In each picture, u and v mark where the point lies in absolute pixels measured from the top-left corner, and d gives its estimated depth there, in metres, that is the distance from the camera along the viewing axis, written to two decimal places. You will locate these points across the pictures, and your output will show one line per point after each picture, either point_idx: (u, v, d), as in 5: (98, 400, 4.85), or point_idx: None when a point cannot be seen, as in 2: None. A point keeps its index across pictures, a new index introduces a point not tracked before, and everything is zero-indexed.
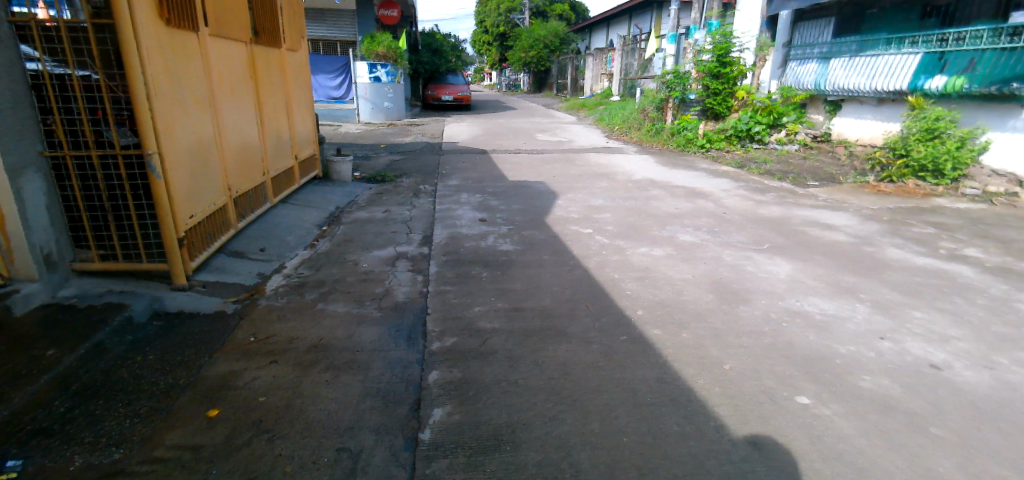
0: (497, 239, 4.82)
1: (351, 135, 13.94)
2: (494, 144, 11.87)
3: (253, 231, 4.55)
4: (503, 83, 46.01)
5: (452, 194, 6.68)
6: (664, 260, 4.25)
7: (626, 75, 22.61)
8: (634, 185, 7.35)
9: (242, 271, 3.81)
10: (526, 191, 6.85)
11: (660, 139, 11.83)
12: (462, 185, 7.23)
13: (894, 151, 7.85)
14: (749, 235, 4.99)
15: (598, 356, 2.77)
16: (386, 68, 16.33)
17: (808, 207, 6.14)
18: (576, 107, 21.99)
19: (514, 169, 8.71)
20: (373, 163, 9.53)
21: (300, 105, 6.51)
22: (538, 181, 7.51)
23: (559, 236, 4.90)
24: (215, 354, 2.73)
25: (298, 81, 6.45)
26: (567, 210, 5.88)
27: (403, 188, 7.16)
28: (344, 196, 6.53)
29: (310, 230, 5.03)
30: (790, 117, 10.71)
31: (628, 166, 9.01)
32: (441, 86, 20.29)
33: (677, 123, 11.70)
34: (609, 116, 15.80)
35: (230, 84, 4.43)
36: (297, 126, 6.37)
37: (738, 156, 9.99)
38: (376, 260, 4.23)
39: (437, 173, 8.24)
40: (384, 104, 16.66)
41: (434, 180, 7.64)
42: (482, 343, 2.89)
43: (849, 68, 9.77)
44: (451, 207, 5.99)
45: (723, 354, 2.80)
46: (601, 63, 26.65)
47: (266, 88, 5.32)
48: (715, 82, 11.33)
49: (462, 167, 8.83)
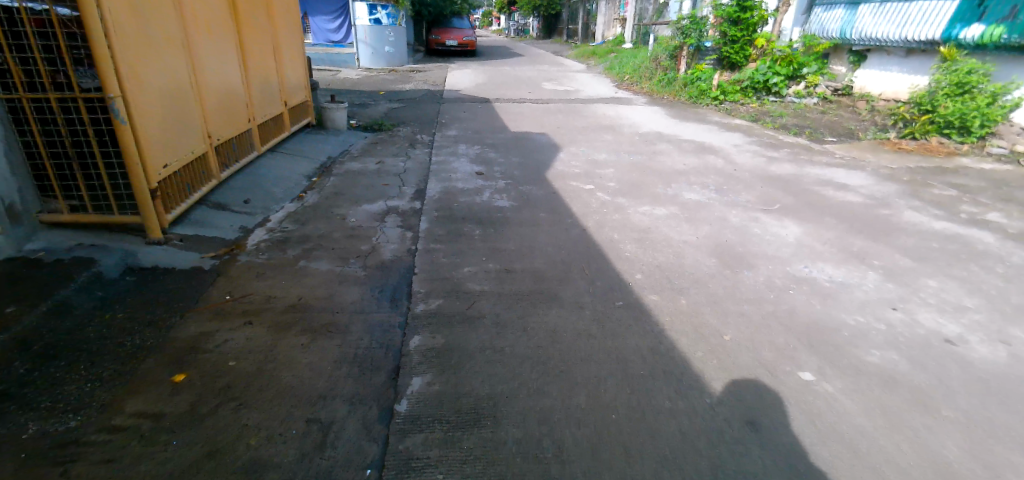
0: (492, 193, 4.61)
1: (351, 81, 13.46)
2: (498, 93, 11.41)
3: (238, 182, 4.37)
4: (511, 28, 44.16)
5: (450, 145, 6.40)
6: (666, 220, 4.03)
7: (640, 22, 21.59)
8: (641, 139, 7.01)
9: (223, 225, 3.67)
10: (528, 144, 6.55)
11: (671, 90, 11.25)
12: (460, 136, 6.94)
13: (919, 106, 7.39)
14: (758, 194, 4.74)
15: (589, 323, 2.62)
16: (387, 10, 15.59)
17: (823, 166, 5.83)
18: (586, 55, 21.09)
19: (516, 119, 8.36)
20: (370, 111, 9.18)
21: (291, 49, 6.18)
22: (540, 133, 7.20)
23: (556, 191, 4.67)
24: (187, 314, 2.61)
25: (289, 21, 6.10)
26: (567, 165, 5.61)
27: (399, 138, 6.88)
28: (338, 147, 6.27)
29: (298, 182, 4.83)
30: (810, 69, 10.14)
31: (636, 118, 8.63)
32: (445, 31, 19.45)
33: (691, 73, 11.11)
34: (619, 64, 15.14)
35: (209, 23, 4.15)
36: (288, 71, 6.06)
37: (752, 110, 9.54)
38: (364, 215, 4.04)
39: (435, 122, 7.94)
40: (385, 49, 16.10)
41: (432, 130, 7.33)
42: (468, 306, 2.75)
43: (878, 15, 9.23)
44: (447, 160, 5.75)
45: (722, 323, 2.64)
46: (614, 8, 25.36)
47: (250, 27, 4.99)
48: (733, 29, 10.70)
49: (462, 116, 8.48)
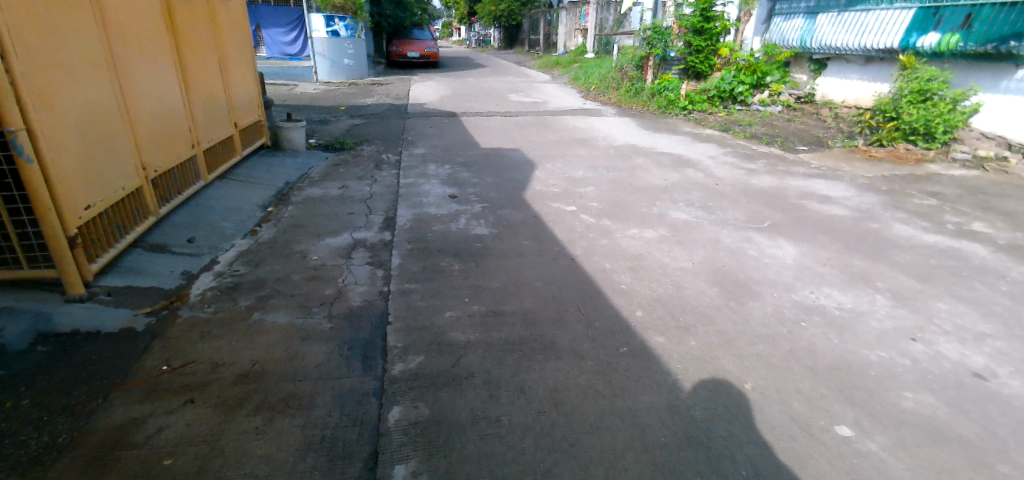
0: (468, 219, 4.26)
1: (309, 96, 12.89)
2: (464, 106, 11.10)
3: (180, 218, 3.90)
4: (471, 39, 44.00)
5: (418, 165, 6.02)
6: (658, 244, 3.77)
7: (601, 32, 21.78)
8: (616, 153, 6.81)
9: (161, 271, 3.21)
10: (501, 162, 6.24)
11: (639, 100, 11.20)
12: (428, 154, 6.57)
13: (885, 114, 7.49)
14: (745, 210, 4.56)
15: (593, 377, 2.30)
16: (345, 22, 14.99)
17: (803, 177, 5.74)
18: (550, 65, 21.03)
19: (486, 134, 8.04)
20: (330, 129, 8.68)
21: (241, 65, 5.71)
22: (512, 149, 6.90)
23: (537, 215, 4.37)
24: (112, 393, 2.19)
25: (238, 36, 5.64)
26: (545, 184, 5.33)
27: (362, 158, 6.45)
28: (296, 170, 5.80)
29: (252, 213, 4.37)
30: (773, 77, 10.36)
31: (608, 131, 8.46)
32: (406, 42, 19.00)
33: (658, 83, 11.09)
34: (584, 75, 15.09)
35: (140, 40, 3.69)
36: (238, 89, 5.58)
37: (721, 119, 9.53)
38: (328, 252, 3.63)
39: (401, 140, 7.55)
40: (344, 62, 15.55)
41: (398, 148, 6.93)
42: (454, 363, 2.38)
43: (836, 25, 9.35)
44: (417, 182, 5.37)
45: (739, 369, 2.37)
46: (574, 18, 25.48)
47: (189, 42, 4.51)
48: (698, 38, 10.74)
49: (429, 132, 8.11)
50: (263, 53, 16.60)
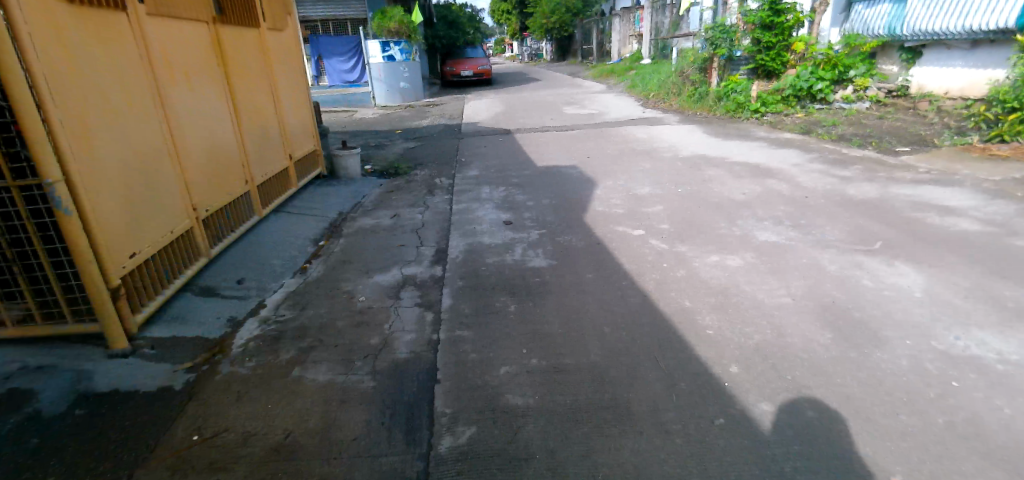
0: (525, 248, 3.90)
1: (367, 121, 13.14)
2: (519, 122, 10.85)
3: (233, 256, 3.78)
4: (524, 53, 44.22)
5: (472, 188, 5.76)
6: (746, 275, 3.24)
7: (657, 36, 21.06)
8: (684, 165, 6.25)
9: (207, 317, 3.04)
10: (559, 180, 5.87)
11: (704, 105, 10.50)
12: (481, 175, 6.30)
13: (1005, 104, 6.45)
14: (848, 228, 3.91)
15: (685, 462, 1.86)
16: (399, 46, 15.18)
17: (910, 184, 4.96)
18: (605, 74, 20.51)
19: (541, 150, 7.70)
20: (386, 154, 8.68)
21: (295, 96, 5.71)
22: (570, 166, 6.51)
23: (601, 241, 3.95)
24: (139, 470, 1.97)
25: (290, 68, 5.65)
26: (607, 204, 4.89)
27: (415, 183, 6.28)
28: (349, 199, 5.70)
29: (303, 249, 4.23)
30: (858, 70, 9.26)
31: (672, 139, 7.88)
32: (460, 61, 19.17)
33: (724, 85, 10.31)
34: (642, 81, 14.49)
35: (190, 76, 3.64)
36: (292, 120, 5.57)
37: (799, 120, 8.68)
38: (375, 291, 3.37)
39: (455, 161, 7.35)
40: (400, 85, 15.80)
41: (451, 171, 6.72)
42: (511, 439, 2.01)
43: (932, 7, 8.33)
44: (470, 206, 5.09)
45: (879, 453, 1.84)
46: (629, 24, 24.83)
47: (241, 76, 4.47)
48: (767, 34, 9.90)
49: (483, 152, 7.88)
50: (324, 82, 17.41)
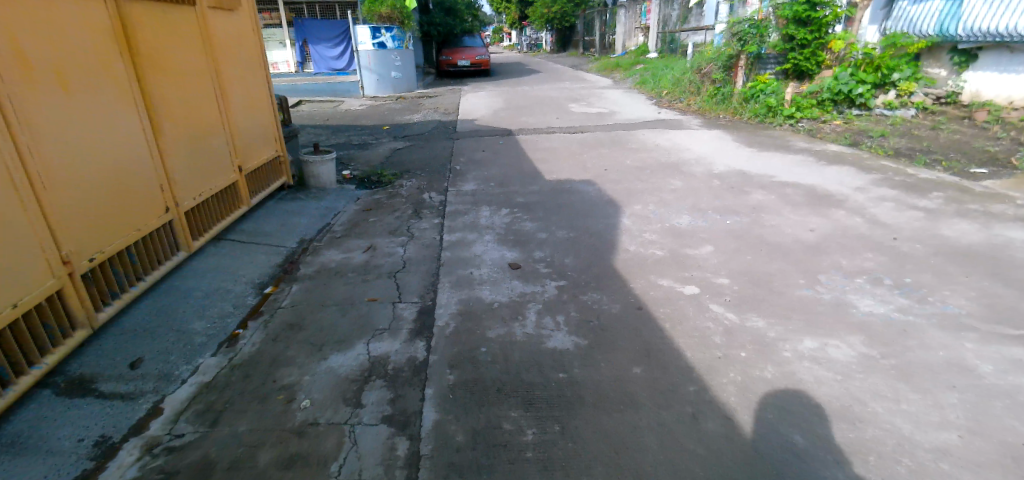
0: (540, 313, 2.88)
1: (353, 114, 11.99)
2: (522, 121, 9.80)
3: (133, 325, 2.80)
4: (524, 44, 43.06)
5: (469, 210, 4.73)
6: (866, 379, 2.23)
7: (666, 29, 20.05)
8: (719, 186, 5.25)
9: (62, 440, 2.06)
10: (575, 203, 4.86)
11: (728, 107, 9.47)
12: (478, 192, 5.27)
13: None
14: (975, 294, 2.91)
15: None
16: (391, 32, 14.05)
17: (1016, 221, 3.98)
18: (610, 68, 19.43)
19: (548, 159, 6.67)
20: (370, 157, 7.61)
21: (250, 92, 4.65)
22: (586, 182, 5.51)
23: (644, 305, 2.93)
24: None
25: (244, 56, 4.59)
26: (639, 241, 3.89)
27: (399, 199, 5.23)
28: (316, 221, 4.64)
29: (240, 302, 3.19)
30: (902, 73, 8.27)
31: (700, 149, 6.88)
32: (457, 51, 18.01)
33: (751, 86, 9.32)
34: (654, 78, 13.50)
35: (65, 74, 2.61)
36: (244, 122, 4.52)
37: (840, 129, 7.72)
38: (327, 388, 2.33)
39: (447, 169, 6.31)
40: (391, 74, 14.64)
41: (443, 183, 5.69)
42: None
43: (998, 4, 7.35)
44: (466, 238, 4.05)
45: None
46: (634, 16, 23.72)
47: (164, 70, 3.43)
48: (802, 31, 8.93)
49: (480, 158, 6.85)
50: (310, 69, 16.23)
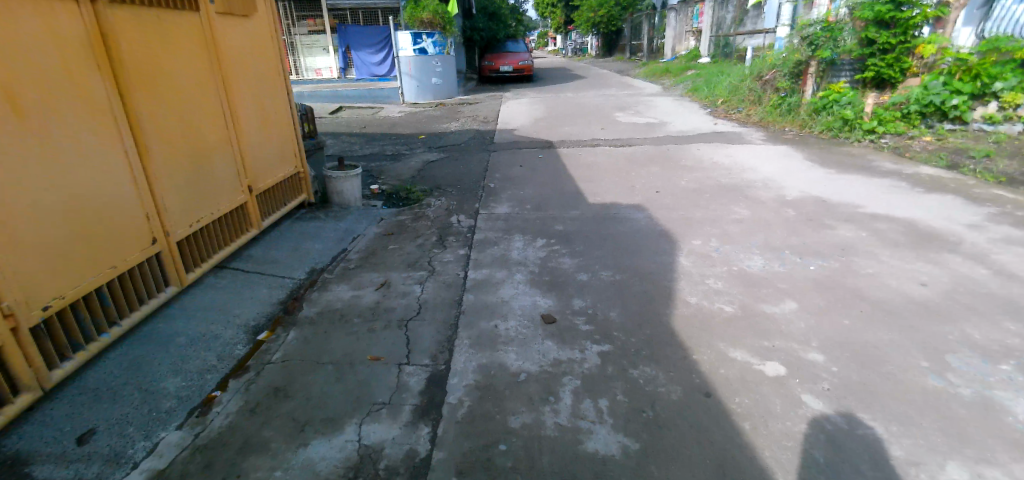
0: (577, 393, 2.29)
1: (390, 121, 11.72)
2: (565, 131, 9.21)
3: (94, 385, 2.36)
4: (569, 48, 42.41)
5: (500, 239, 4.19)
6: None
7: (720, 33, 19.00)
8: (792, 218, 4.53)
9: None
10: (622, 234, 4.25)
11: (795, 119, 8.66)
12: (511, 216, 4.73)
13: None
14: None
15: None
16: (432, 38, 13.78)
17: None
18: (658, 73, 18.53)
19: (592, 178, 6.07)
20: (401, 170, 7.21)
21: (264, 108, 4.27)
22: (634, 208, 4.88)
23: (713, 389, 2.30)
24: None
25: (259, 70, 4.22)
26: (701, 289, 3.24)
27: (425, 222, 4.74)
28: (332, 247, 4.20)
29: (225, 351, 2.72)
30: (1006, 82, 7.15)
31: (765, 169, 6.11)
32: (499, 56, 17.56)
33: (823, 96, 8.43)
34: (709, 85, 12.67)
35: (20, 95, 2.23)
36: (256, 140, 4.14)
37: (932, 147, 6.78)
38: None
39: (480, 187, 5.82)
40: (432, 80, 14.34)
41: (474, 204, 5.18)
42: None
43: None
44: (494, 277, 3.51)
45: None
46: (686, 20, 22.66)
47: (156, 86, 3.06)
48: (884, 34, 7.99)
49: (517, 174, 6.31)
50: (352, 75, 16.14)
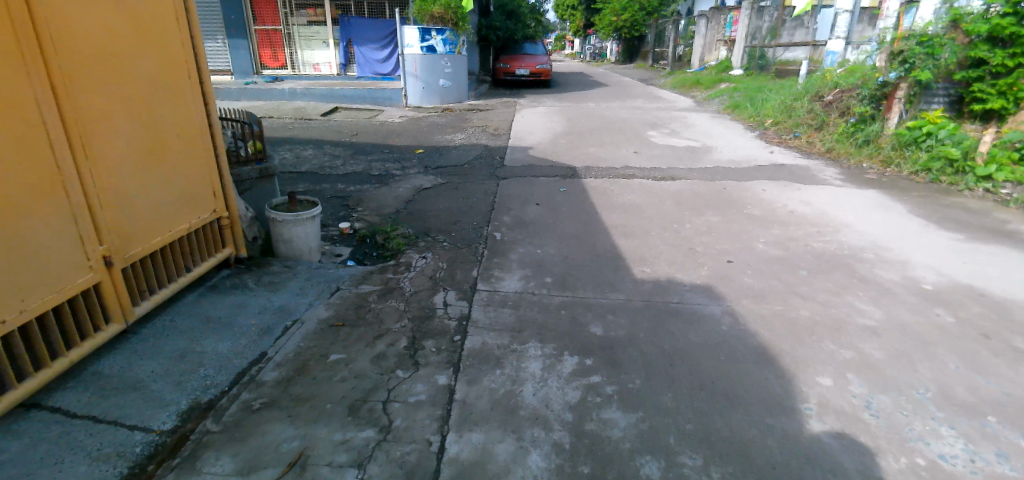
0: None
1: (388, 128, 10.26)
2: (591, 152, 7.72)
3: None
4: (587, 52, 40.92)
5: (505, 353, 2.69)
6: None
7: (755, 43, 17.44)
8: (948, 331, 3.02)
9: None
10: (697, 351, 2.75)
11: (875, 153, 7.11)
12: (523, 300, 3.25)
13: None
14: None
15: None
16: (442, 35, 12.27)
17: None
18: (688, 84, 16.89)
19: (632, 230, 4.58)
20: (386, 199, 5.75)
21: (154, 126, 2.85)
22: (703, 294, 3.39)
23: None
24: None
25: (147, 68, 2.79)
26: None
27: (397, 303, 3.24)
28: (239, 352, 2.70)
29: None
30: None
31: (864, 229, 4.62)
32: (515, 58, 16.10)
33: (912, 127, 6.87)
34: (754, 101, 11.13)
35: None
36: (134, 178, 2.71)
37: None
38: None
39: (482, 237, 4.35)
40: (440, 83, 12.87)
41: (472, 269, 3.70)
42: None
43: None
44: (493, 459, 2.00)
45: None
46: (717, 27, 20.96)
47: None
48: (997, 53, 6.51)
49: (534, 219, 4.84)
50: (353, 72, 14.71)
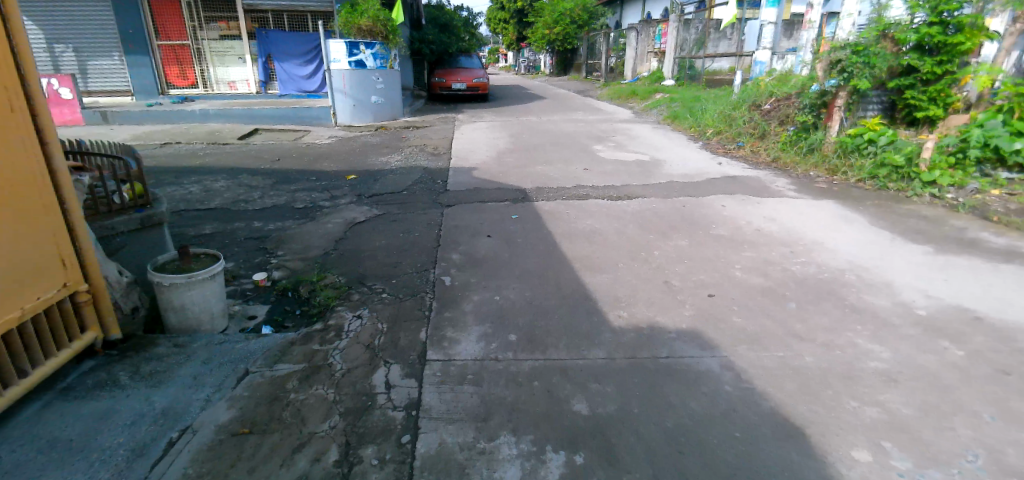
0: None
1: (314, 151, 9.34)
2: (539, 171, 7.23)
3: None
4: (521, 65, 41.03)
5: (471, 459, 2.05)
6: None
7: (684, 54, 17.79)
8: (967, 366, 2.64)
9: None
10: (706, 427, 2.22)
11: (820, 162, 7.04)
12: (484, 371, 2.63)
13: None
14: None
15: None
16: (372, 49, 11.53)
17: None
18: (624, 95, 16.92)
19: (598, 262, 4.06)
20: (312, 238, 4.94)
21: None
22: (694, 341, 2.89)
23: None
24: None
25: None
26: None
27: (324, 390, 2.55)
28: None
29: None
30: None
31: (836, 245, 4.34)
32: (450, 72, 15.51)
33: (854, 134, 6.88)
34: (693, 110, 11.12)
35: None
36: None
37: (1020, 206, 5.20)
38: None
39: (429, 285, 3.70)
40: (371, 99, 12.05)
41: (419, 331, 3.05)
42: None
43: None
44: None
45: None
46: (647, 39, 21.34)
47: None
48: (928, 61, 6.65)
49: (486, 255, 4.23)
50: (274, 90, 13.58)
